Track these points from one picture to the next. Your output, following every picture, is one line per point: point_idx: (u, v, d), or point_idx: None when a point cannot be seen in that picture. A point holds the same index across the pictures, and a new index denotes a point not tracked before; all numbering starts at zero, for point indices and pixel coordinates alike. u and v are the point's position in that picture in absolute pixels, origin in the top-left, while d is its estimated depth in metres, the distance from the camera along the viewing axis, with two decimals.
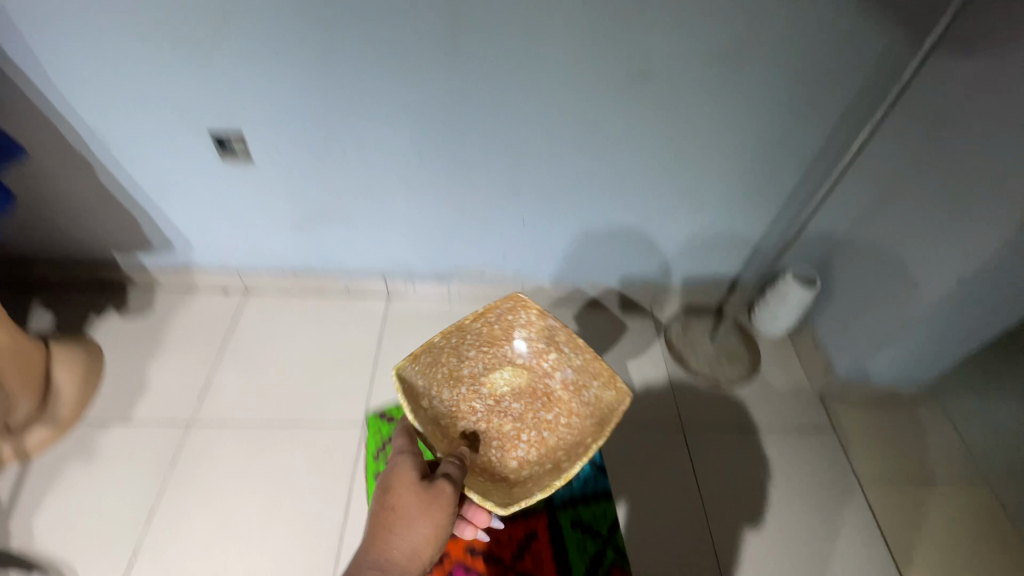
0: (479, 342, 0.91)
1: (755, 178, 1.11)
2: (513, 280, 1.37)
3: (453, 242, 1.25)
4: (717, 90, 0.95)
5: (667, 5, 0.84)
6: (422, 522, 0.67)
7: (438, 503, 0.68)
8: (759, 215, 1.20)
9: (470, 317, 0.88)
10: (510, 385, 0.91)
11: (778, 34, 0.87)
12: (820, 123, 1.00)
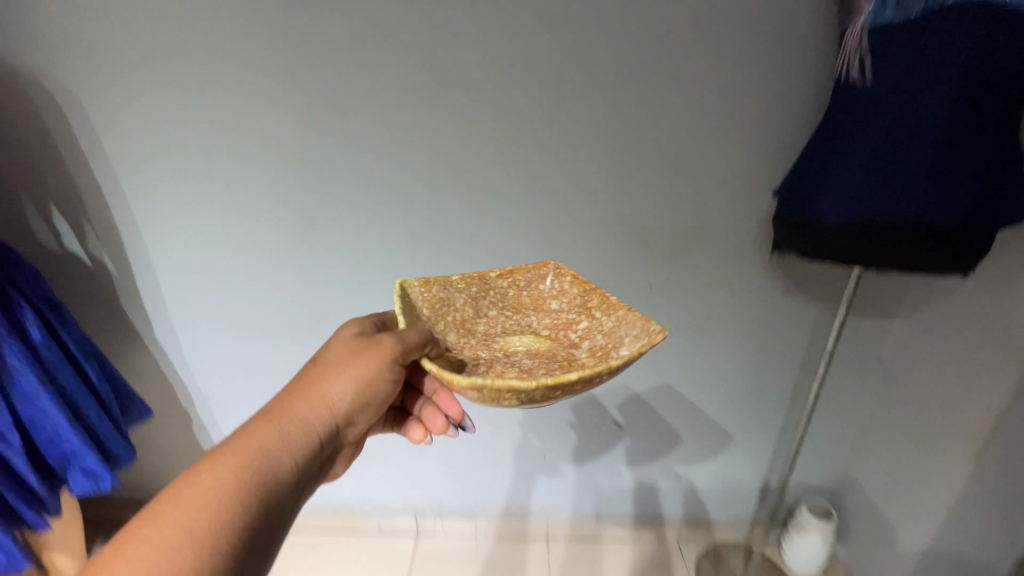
0: (513, 300, 0.88)
1: (742, 419, 1.31)
2: (535, 515, 1.47)
3: (482, 479, 1.41)
4: (693, 352, 1.21)
5: (643, 298, 1.15)
6: (361, 371, 0.70)
7: (384, 349, 0.70)
8: (756, 451, 1.36)
9: (496, 272, 0.89)
10: (528, 353, 0.78)
11: (729, 314, 1.17)
12: (784, 372, 1.23)
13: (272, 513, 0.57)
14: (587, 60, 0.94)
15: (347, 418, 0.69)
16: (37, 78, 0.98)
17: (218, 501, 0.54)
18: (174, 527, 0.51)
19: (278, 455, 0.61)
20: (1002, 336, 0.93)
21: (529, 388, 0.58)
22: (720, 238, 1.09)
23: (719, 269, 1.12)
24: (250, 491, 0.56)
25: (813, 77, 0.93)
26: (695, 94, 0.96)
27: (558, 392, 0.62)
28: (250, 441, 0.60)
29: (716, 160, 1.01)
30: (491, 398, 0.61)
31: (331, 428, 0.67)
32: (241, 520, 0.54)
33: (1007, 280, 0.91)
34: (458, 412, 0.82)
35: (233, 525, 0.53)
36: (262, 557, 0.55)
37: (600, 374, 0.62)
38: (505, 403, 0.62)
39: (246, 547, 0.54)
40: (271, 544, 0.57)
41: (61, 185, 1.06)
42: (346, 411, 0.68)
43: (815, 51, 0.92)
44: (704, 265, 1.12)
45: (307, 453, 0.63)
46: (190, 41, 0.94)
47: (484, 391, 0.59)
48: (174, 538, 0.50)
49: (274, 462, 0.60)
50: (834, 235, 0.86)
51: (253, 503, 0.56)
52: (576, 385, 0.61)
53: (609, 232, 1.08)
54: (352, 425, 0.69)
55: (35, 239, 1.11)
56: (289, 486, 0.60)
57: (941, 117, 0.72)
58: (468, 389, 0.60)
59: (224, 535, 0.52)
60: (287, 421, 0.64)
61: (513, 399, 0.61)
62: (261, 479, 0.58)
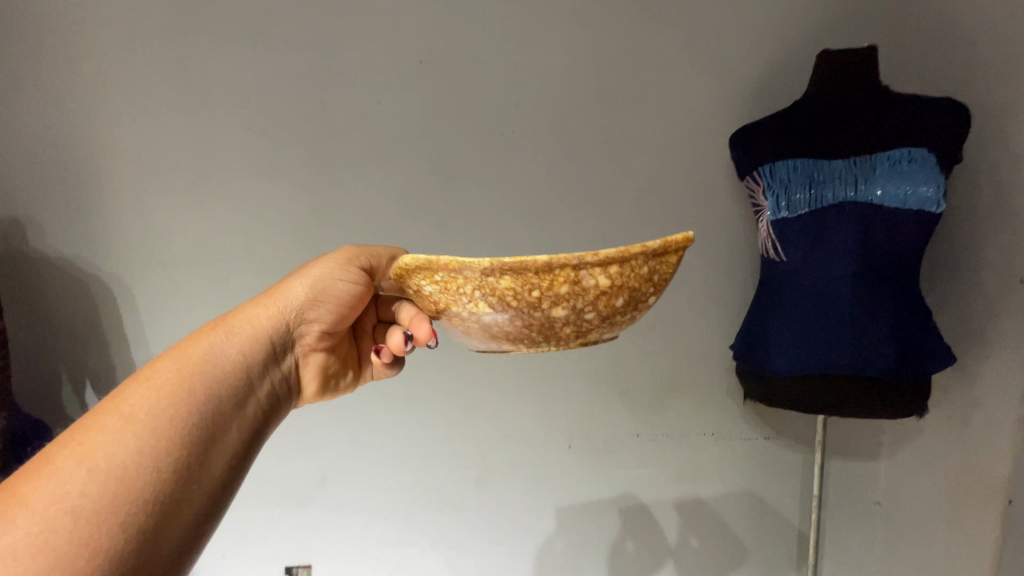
0: None
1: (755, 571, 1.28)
2: None
3: None
4: (689, 498, 1.25)
5: (637, 448, 1.21)
6: (312, 271, 0.62)
7: (341, 250, 0.64)
8: None
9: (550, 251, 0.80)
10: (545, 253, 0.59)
11: (717, 458, 1.23)
12: (776, 512, 1.27)
13: (217, 402, 0.52)
14: (571, 241, 1.12)
15: (302, 317, 0.62)
16: (97, 271, 1.09)
17: (159, 395, 0.49)
18: (112, 417, 0.47)
19: (224, 354, 0.55)
20: (971, 468, 1.02)
21: (480, 270, 0.45)
22: (697, 386, 1.20)
23: (701, 415, 1.21)
24: (193, 384, 0.51)
25: (745, 252, 1.16)
26: None
27: (531, 301, 0.47)
28: (191, 342, 0.55)
29: (682, 319, 1.17)
30: (448, 291, 0.49)
31: (285, 331, 0.61)
32: (188, 411, 0.50)
33: (960, 417, 1.04)
34: (426, 332, 0.60)
35: (179, 415, 0.49)
36: (214, 451, 0.50)
37: (583, 272, 0.46)
38: (465, 309, 0.49)
39: (196, 437, 0.49)
40: (223, 436, 0.51)
41: (100, 363, 1.12)
42: (297, 310, 0.61)
43: (744, 233, 1.15)
44: (687, 413, 1.21)
45: (255, 352, 0.57)
46: (241, 237, 1.09)
47: (436, 277, 0.49)
48: (112, 431, 0.46)
49: (218, 360, 0.55)
50: (792, 382, 0.94)
51: (201, 395, 0.51)
52: (548, 283, 0.46)
53: (602, 384, 1.17)
54: (310, 325, 0.62)
55: (61, 414, 1.12)
56: (238, 382, 0.55)
57: (851, 272, 0.88)
58: (422, 276, 0.50)
59: (170, 425, 0.48)
60: (237, 323, 0.58)
61: (471, 301, 0.48)
62: (204, 373, 0.53)
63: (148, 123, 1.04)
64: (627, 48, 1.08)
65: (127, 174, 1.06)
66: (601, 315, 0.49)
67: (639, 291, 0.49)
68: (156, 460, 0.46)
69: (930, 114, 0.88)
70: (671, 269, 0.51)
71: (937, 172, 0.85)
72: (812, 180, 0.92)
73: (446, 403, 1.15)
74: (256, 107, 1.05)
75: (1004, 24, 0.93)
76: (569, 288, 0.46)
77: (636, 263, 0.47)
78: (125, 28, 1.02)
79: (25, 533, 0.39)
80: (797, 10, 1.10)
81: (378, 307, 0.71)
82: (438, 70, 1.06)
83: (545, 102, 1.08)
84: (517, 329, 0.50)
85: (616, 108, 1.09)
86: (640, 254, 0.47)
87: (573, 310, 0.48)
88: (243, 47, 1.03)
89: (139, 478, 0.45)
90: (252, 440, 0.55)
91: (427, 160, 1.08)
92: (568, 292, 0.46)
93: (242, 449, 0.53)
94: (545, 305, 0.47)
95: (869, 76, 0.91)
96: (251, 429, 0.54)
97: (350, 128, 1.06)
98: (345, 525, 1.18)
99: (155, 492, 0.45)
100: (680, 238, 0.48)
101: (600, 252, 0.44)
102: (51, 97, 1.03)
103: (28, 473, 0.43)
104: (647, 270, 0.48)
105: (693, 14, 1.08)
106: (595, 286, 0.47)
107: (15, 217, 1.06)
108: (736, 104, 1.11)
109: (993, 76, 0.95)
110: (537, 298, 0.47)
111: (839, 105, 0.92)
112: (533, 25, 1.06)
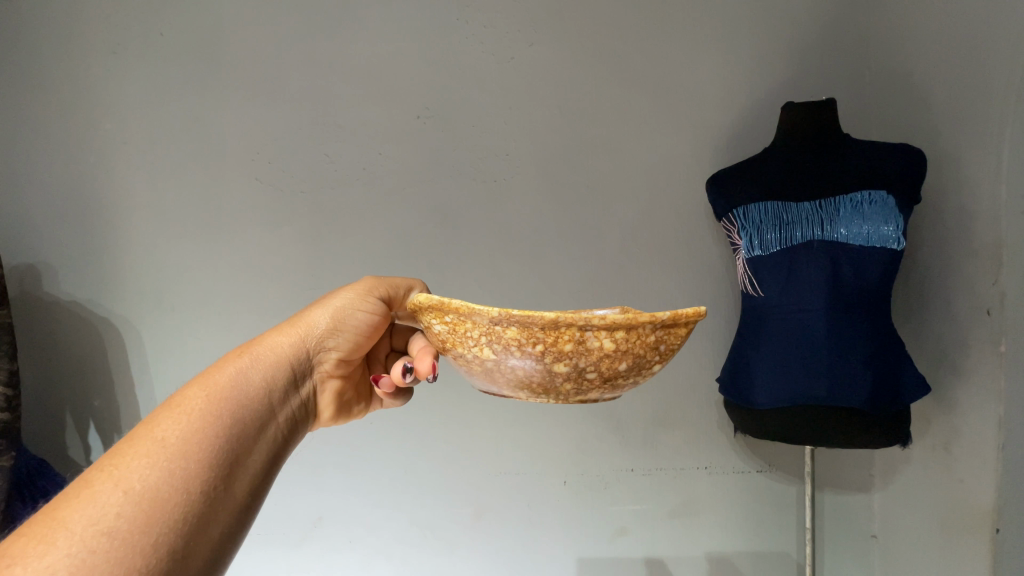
0: None
1: None
2: None
3: None
4: (686, 535, 1.24)
5: (632, 482, 1.22)
6: (333, 301, 0.67)
7: (360, 282, 0.69)
8: None
9: None
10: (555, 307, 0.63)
11: (711, 491, 1.24)
12: (773, 546, 1.26)
13: (242, 429, 0.55)
14: (559, 279, 1.17)
15: (321, 344, 0.67)
16: (107, 313, 1.14)
17: (191, 418, 0.53)
18: (146, 441, 0.50)
19: (250, 378, 0.59)
20: (958, 498, 1.03)
21: (489, 317, 0.49)
22: (687, 419, 1.22)
23: (693, 449, 1.23)
24: (222, 408, 0.55)
25: (726, 289, 1.21)
26: (644, 303, 1.20)
27: (536, 353, 0.50)
28: (218, 368, 0.59)
29: None
30: (456, 332, 0.53)
31: (304, 359, 0.65)
32: (217, 434, 0.53)
33: (945, 445, 1.07)
34: (426, 366, 0.62)
35: (208, 437, 0.52)
36: (240, 472, 0.53)
37: (589, 334, 0.49)
38: (470, 351, 0.54)
39: (224, 458, 0.52)
40: (249, 457, 0.55)
41: (104, 404, 1.15)
42: (318, 338, 0.66)
43: (723, 271, 1.21)
44: (679, 446, 1.23)
45: (277, 378, 0.61)
46: (247, 279, 1.14)
47: (446, 317, 0.53)
48: (147, 453, 0.49)
49: (244, 384, 0.58)
50: (772, 412, 0.98)
51: (228, 418, 0.55)
52: (552, 339, 0.50)
53: (594, 417, 1.20)
54: (328, 352, 0.67)
55: (64, 456, 1.14)
56: (262, 406, 0.58)
57: (823, 309, 0.94)
58: (433, 315, 0.54)
59: (201, 448, 0.51)
60: (262, 352, 0.62)
61: (476, 345, 0.53)
62: (231, 397, 0.56)
63: (162, 178, 1.12)
64: (606, 104, 1.17)
65: (141, 224, 1.13)
66: (604, 375, 0.53)
67: (644, 357, 0.53)
68: (187, 481, 0.49)
69: (885, 161, 0.95)
70: (678, 339, 0.55)
71: (895, 213, 0.93)
72: (781, 222, 0.99)
73: (439, 441, 1.18)
74: (263, 158, 1.13)
75: (946, 81, 1.03)
76: (573, 347, 0.50)
77: (642, 331, 0.51)
78: (145, 90, 1.11)
79: (64, 555, 0.41)
80: (762, 68, 1.20)
81: (391, 338, 0.79)
82: (432, 123, 1.15)
83: (532, 151, 1.16)
84: (521, 377, 0.53)
85: (599, 156, 1.17)
86: (647, 324, 0.50)
87: (576, 367, 0.51)
88: (253, 106, 1.12)
89: (172, 499, 0.47)
90: (274, 461, 0.58)
91: (422, 207, 1.15)
92: (571, 350, 0.50)
93: (264, 470, 0.56)
94: (548, 359, 0.51)
95: (827, 126, 0.99)
96: (273, 452, 0.58)
97: (350, 177, 1.14)
98: (342, 565, 1.18)
99: (187, 512, 0.47)
100: (688, 313, 0.52)
101: (606, 318, 0.48)
102: (70, 153, 1.11)
103: (66, 498, 0.45)
104: (653, 338, 0.52)
105: (665, 73, 1.18)
106: (599, 348, 0.50)
107: (33, 264, 1.13)
108: (709, 154, 1.19)
109: (944, 123, 1.03)
110: (541, 352, 0.50)
111: (803, 152, 1.01)
112: (520, 82, 1.15)
